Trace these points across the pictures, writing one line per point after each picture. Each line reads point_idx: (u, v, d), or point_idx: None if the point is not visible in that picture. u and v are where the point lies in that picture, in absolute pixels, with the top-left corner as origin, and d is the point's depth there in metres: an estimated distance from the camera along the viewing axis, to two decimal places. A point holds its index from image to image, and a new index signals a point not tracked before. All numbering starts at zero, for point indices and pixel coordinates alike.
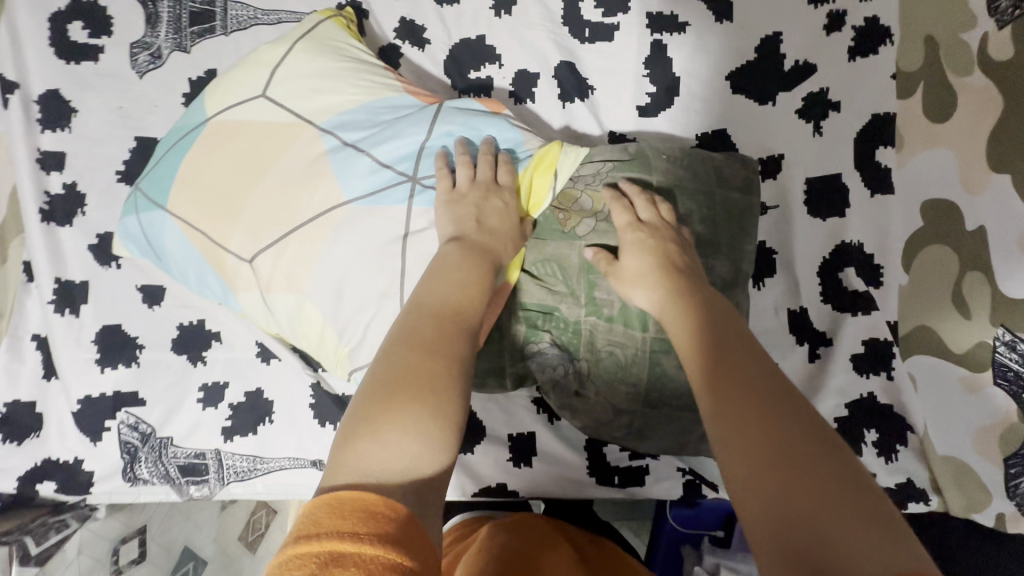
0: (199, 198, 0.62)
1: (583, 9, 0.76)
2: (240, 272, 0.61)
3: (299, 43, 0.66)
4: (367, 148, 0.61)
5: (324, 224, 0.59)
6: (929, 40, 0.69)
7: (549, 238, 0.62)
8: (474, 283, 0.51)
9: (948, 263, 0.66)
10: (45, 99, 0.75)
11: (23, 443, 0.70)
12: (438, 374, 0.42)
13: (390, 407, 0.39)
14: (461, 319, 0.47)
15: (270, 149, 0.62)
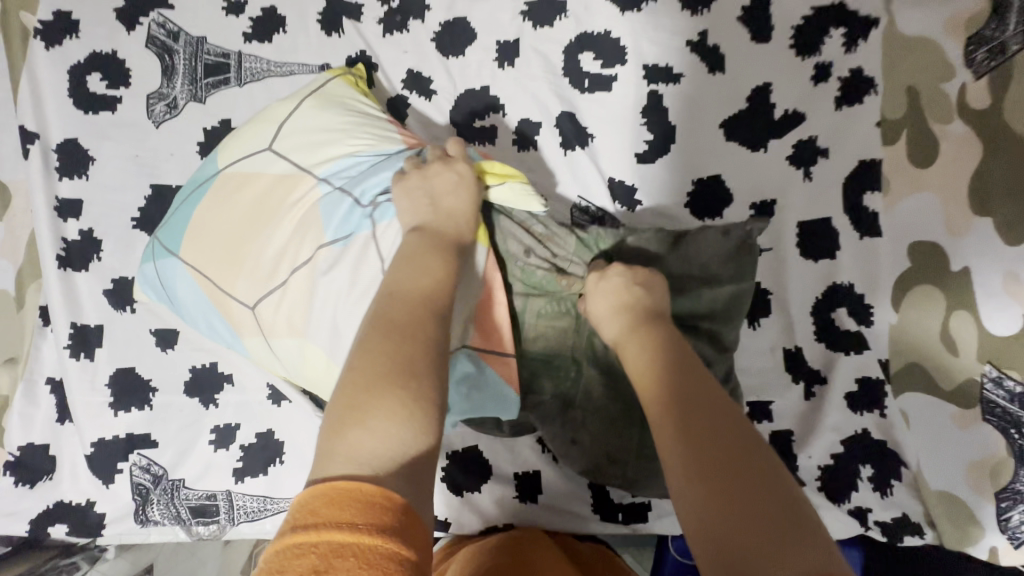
0: (207, 248, 0.64)
1: (583, 60, 0.80)
2: (245, 317, 0.64)
3: (307, 100, 0.69)
4: (350, 191, 0.62)
5: (313, 267, 0.61)
6: (911, 90, 0.74)
7: (547, 299, 0.65)
8: (445, 264, 0.51)
9: (936, 303, 0.70)
10: (64, 148, 0.77)
11: (37, 486, 0.71)
12: (417, 362, 0.42)
13: (368, 394, 0.39)
14: (431, 301, 0.47)
15: (274, 200, 0.64)
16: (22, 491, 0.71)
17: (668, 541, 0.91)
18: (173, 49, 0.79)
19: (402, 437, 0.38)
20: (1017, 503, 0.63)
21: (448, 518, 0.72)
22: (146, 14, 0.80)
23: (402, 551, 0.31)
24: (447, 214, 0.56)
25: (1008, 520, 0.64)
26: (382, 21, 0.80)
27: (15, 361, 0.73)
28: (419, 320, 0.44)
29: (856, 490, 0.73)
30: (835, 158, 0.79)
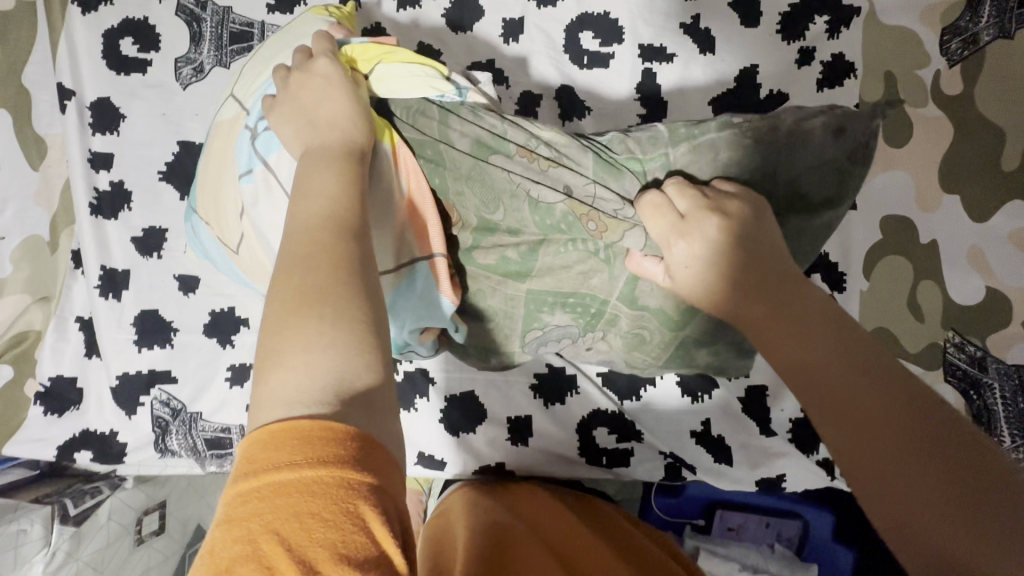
0: (201, 202, 0.67)
1: (583, 39, 0.86)
2: (241, 265, 0.65)
3: (266, 41, 0.66)
4: (254, 128, 0.58)
5: (249, 214, 0.59)
6: (889, 75, 0.82)
7: (574, 241, 0.60)
8: (351, 178, 0.44)
9: (906, 274, 0.78)
10: (98, 106, 0.83)
11: (65, 415, 0.77)
12: (330, 286, 0.37)
13: (286, 330, 0.35)
14: (337, 222, 0.41)
15: (223, 148, 0.63)
16: (50, 419, 0.77)
17: (651, 499, 0.99)
18: (200, 17, 0.85)
19: (330, 366, 0.34)
20: None
21: (444, 458, 0.79)
22: None
23: (350, 475, 0.30)
24: (341, 123, 0.49)
25: None
26: None
27: (47, 299, 0.79)
28: (320, 245, 0.39)
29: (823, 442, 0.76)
30: None
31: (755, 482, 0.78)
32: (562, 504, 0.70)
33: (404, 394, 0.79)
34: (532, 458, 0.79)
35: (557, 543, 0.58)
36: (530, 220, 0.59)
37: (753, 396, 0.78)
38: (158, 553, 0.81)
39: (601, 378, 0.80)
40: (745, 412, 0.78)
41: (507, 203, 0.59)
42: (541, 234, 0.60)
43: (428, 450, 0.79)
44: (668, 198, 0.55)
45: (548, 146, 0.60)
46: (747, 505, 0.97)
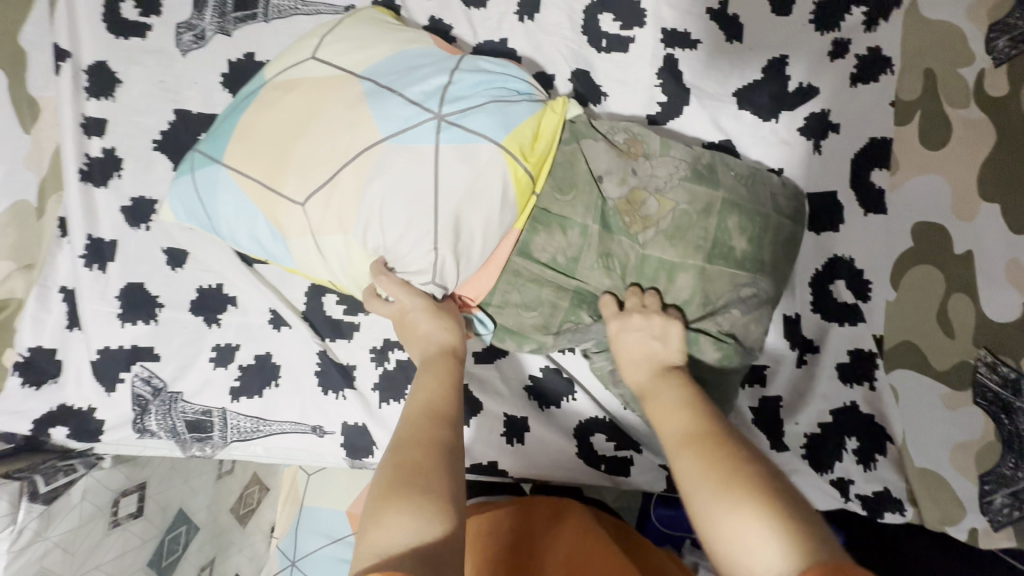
0: (254, 145, 0.63)
1: (603, 20, 0.81)
2: (294, 214, 0.61)
3: (346, 17, 0.70)
4: (400, 90, 0.62)
5: (362, 164, 0.59)
6: (928, 73, 0.73)
7: (615, 235, 0.67)
8: (440, 387, 0.55)
9: (936, 283, 0.69)
10: (94, 70, 0.80)
11: (42, 388, 0.74)
12: (428, 467, 0.45)
13: (387, 496, 0.43)
14: (438, 417, 0.51)
15: (317, 100, 0.63)
16: (27, 392, 0.74)
17: (649, 509, 0.95)
18: None
19: (418, 529, 0.41)
20: (1002, 486, 0.63)
21: None
22: None
23: None
24: (429, 333, 0.61)
25: (989, 502, 0.65)
26: None
27: (31, 267, 0.75)
28: (426, 430, 0.49)
29: (839, 461, 0.76)
30: (845, 133, 0.79)
31: None
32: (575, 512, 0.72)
33: (397, 384, 0.74)
34: (527, 461, 0.75)
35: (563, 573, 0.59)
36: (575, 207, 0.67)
37: None
38: (135, 537, 0.78)
39: None
40: None
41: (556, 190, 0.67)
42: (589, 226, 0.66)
43: None
44: (695, 214, 0.66)
45: (625, 133, 0.70)
46: None
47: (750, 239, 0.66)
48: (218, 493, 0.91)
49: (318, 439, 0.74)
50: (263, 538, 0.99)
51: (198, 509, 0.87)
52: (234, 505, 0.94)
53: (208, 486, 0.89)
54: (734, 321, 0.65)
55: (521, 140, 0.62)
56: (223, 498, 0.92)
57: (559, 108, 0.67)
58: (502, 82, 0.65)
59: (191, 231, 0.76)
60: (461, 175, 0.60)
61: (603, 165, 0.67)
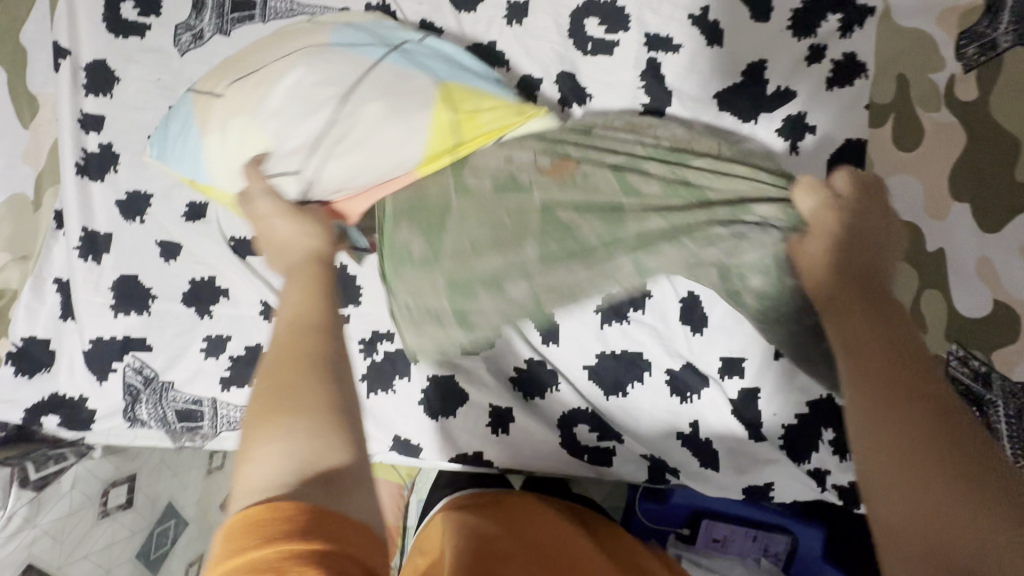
0: (232, 64, 0.68)
1: (589, 25, 0.84)
2: (216, 105, 0.65)
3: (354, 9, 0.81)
4: (362, 29, 0.70)
5: (291, 61, 0.65)
6: (901, 77, 0.79)
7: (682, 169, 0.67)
8: (308, 291, 0.46)
9: (911, 280, 0.73)
10: (93, 68, 0.82)
11: (35, 377, 0.75)
12: (300, 381, 0.39)
13: (257, 423, 0.38)
14: (308, 319, 0.43)
15: (285, 33, 0.70)
16: (19, 381, 0.75)
17: (636, 505, 0.96)
18: None
19: (296, 452, 0.36)
20: None
21: (418, 444, 0.77)
22: None
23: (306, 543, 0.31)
24: (299, 238, 0.52)
25: None
26: None
27: (26, 258, 0.77)
28: (294, 339, 0.42)
29: (816, 452, 0.73)
30: (822, 135, 0.81)
31: (740, 491, 0.76)
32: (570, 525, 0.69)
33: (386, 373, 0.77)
34: (512, 452, 0.76)
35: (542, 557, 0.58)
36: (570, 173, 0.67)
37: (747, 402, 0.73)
38: (124, 528, 0.79)
39: (588, 372, 0.75)
40: (732, 414, 0.74)
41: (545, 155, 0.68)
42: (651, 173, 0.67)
43: (406, 434, 0.77)
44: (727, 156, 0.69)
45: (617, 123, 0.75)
46: (734, 516, 0.93)
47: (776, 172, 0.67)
48: (208, 488, 0.90)
49: None
50: None
51: (187, 504, 0.87)
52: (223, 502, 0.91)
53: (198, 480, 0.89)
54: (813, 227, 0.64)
55: (460, 88, 0.67)
56: (213, 493, 0.90)
57: (528, 116, 0.67)
58: (471, 62, 0.72)
59: (185, 225, 0.77)
60: (376, 96, 0.63)
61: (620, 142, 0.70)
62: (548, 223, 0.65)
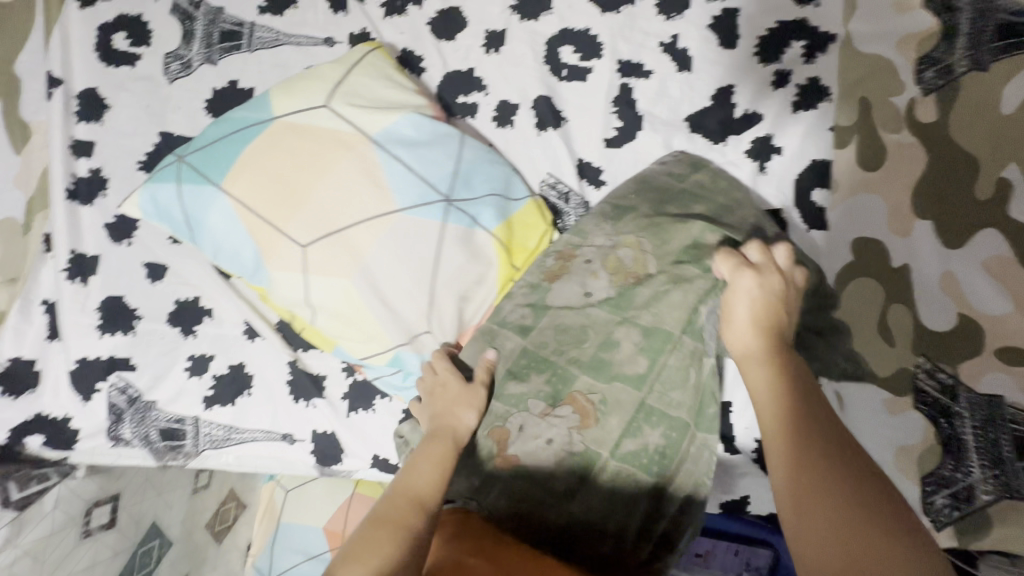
0: (255, 168, 0.67)
1: (563, 53, 0.87)
2: (291, 255, 0.67)
3: (356, 67, 0.74)
4: (412, 165, 0.70)
5: (375, 226, 0.67)
6: (863, 100, 0.82)
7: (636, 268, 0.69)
8: (440, 455, 0.60)
9: (874, 293, 0.77)
10: (84, 96, 0.85)
11: (20, 398, 0.76)
12: (390, 546, 0.51)
13: (339, 570, 0.49)
14: (422, 490, 0.56)
15: (328, 158, 0.68)
16: (4, 401, 0.75)
17: None
18: (193, 16, 0.88)
19: None
20: (942, 487, 0.68)
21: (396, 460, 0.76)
22: None
23: None
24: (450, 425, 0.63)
25: (933, 503, 0.68)
26: (384, 5, 0.88)
27: (14, 281, 0.79)
28: (408, 509, 0.54)
29: None
30: (788, 155, 0.86)
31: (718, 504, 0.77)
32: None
33: (364, 393, 0.77)
34: None
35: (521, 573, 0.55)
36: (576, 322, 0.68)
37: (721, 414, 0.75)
38: (108, 548, 0.79)
39: None
40: None
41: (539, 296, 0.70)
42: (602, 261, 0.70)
43: (385, 453, 0.76)
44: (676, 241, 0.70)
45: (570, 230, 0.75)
46: (716, 531, 0.94)
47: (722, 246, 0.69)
48: (192, 510, 0.90)
49: (288, 446, 0.77)
50: (240, 556, 0.97)
51: (172, 524, 0.87)
52: (210, 522, 0.93)
53: (184, 500, 0.90)
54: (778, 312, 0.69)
55: (508, 230, 0.72)
56: (199, 514, 0.91)
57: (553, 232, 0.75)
58: (501, 179, 0.74)
59: (171, 247, 0.79)
60: (457, 249, 0.69)
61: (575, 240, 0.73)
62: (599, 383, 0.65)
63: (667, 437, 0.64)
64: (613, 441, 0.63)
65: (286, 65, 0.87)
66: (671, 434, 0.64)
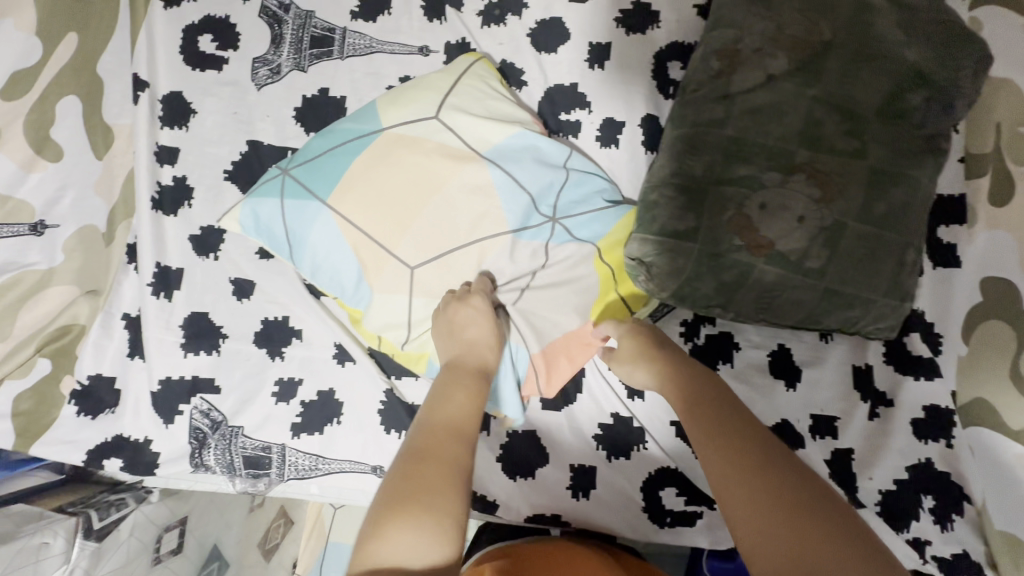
0: (361, 185, 0.63)
1: (671, 68, 0.82)
2: (398, 276, 0.63)
3: (464, 77, 0.69)
4: (526, 186, 0.66)
5: (487, 250, 0.64)
6: (997, 128, 0.78)
7: (831, 57, 0.67)
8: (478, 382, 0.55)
9: (1006, 337, 0.69)
10: (169, 100, 0.81)
11: (98, 417, 0.72)
12: (444, 485, 0.43)
13: (391, 523, 0.41)
14: (460, 424, 0.49)
15: (437, 173, 0.64)
16: (83, 421, 0.72)
17: (703, 560, 0.89)
18: (283, 20, 0.84)
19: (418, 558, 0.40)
20: None
21: (496, 501, 0.72)
22: None
23: None
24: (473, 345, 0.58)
25: None
26: (481, 13, 0.84)
27: (97, 294, 0.76)
28: (445, 445, 0.46)
29: (917, 520, 0.70)
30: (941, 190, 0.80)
31: None
32: None
33: None
34: (592, 512, 0.71)
35: None
36: (769, 90, 0.68)
37: (842, 461, 0.71)
38: None
39: (676, 429, 0.70)
40: (832, 478, 0.71)
41: (729, 90, 0.69)
42: (803, 62, 0.68)
43: (483, 490, 0.72)
44: (849, 23, 0.68)
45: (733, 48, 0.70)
46: None
47: (903, 29, 0.68)
48: (247, 528, 0.88)
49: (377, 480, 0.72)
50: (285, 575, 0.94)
51: (230, 545, 0.84)
52: (260, 541, 0.89)
53: (240, 520, 0.87)
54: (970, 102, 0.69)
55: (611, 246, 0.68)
56: (251, 534, 0.88)
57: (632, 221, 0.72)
58: (606, 196, 0.70)
59: (258, 262, 0.75)
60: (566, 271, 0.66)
61: (760, 45, 0.69)
62: (825, 149, 0.66)
63: (901, 201, 0.67)
64: (856, 126, 0.66)
65: (379, 73, 0.82)
66: (912, 195, 0.67)
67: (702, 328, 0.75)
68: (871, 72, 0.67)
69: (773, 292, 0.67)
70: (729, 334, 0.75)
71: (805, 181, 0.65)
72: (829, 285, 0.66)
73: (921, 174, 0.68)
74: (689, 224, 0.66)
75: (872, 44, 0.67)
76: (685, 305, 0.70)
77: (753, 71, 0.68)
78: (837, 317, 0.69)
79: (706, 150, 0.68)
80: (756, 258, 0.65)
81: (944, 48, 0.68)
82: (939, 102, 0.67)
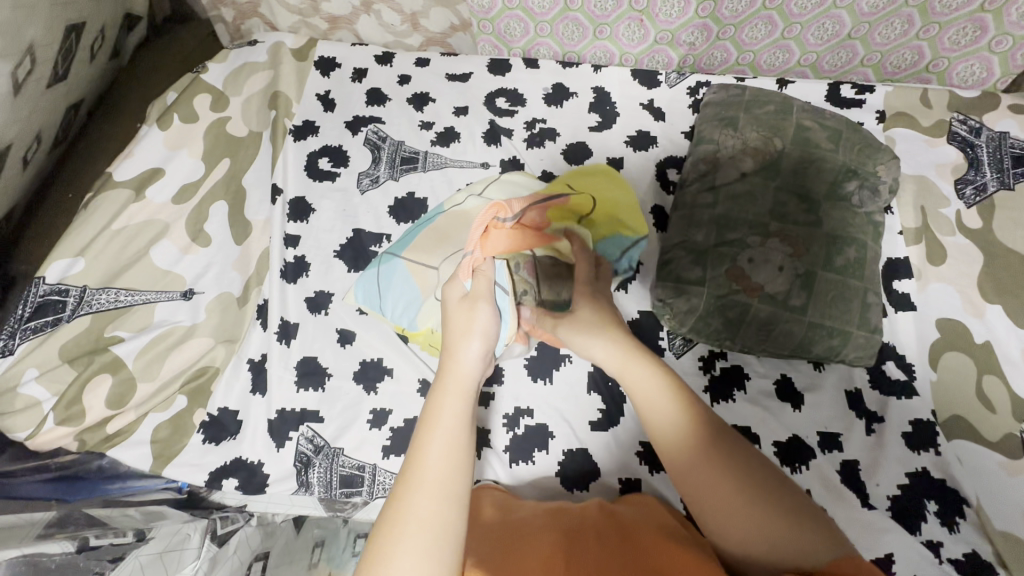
0: (431, 251, 0.86)
1: (669, 173, 1.10)
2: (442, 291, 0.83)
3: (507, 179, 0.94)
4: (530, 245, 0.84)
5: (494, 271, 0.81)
6: (922, 209, 1.04)
7: (784, 160, 0.95)
8: (466, 420, 0.54)
9: (967, 368, 0.90)
10: (294, 201, 1.08)
11: (221, 443, 0.86)
12: (447, 496, 0.50)
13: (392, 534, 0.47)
14: (452, 430, 0.53)
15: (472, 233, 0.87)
16: (208, 447, 0.86)
17: None
18: (381, 147, 1.15)
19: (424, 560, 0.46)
20: None
21: None
22: (366, 126, 1.17)
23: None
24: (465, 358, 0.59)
25: None
26: (526, 140, 1.15)
27: (232, 342, 0.94)
28: (447, 462, 0.51)
29: (925, 522, 0.80)
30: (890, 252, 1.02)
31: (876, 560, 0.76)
32: (659, 524, 0.64)
33: (524, 447, 0.86)
34: None
35: (589, 536, 0.62)
36: (743, 182, 0.94)
37: (850, 471, 0.84)
38: None
39: None
40: (845, 485, 0.82)
41: (716, 182, 0.95)
42: (766, 163, 0.95)
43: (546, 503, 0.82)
44: (793, 137, 0.97)
45: (715, 157, 0.98)
46: None
47: (833, 141, 0.96)
48: None
49: None
50: None
51: None
52: None
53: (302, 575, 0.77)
54: (892, 187, 0.96)
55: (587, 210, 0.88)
56: None
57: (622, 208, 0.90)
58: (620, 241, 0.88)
59: (358, 316, 0.96)
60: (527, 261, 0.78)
61: (734, 153, 0.97)
62: (791, 220, 0.90)
63: (856, 255, 0.89)
64: (813, 205, 0.91)
65: (451, 181, 1.11)
66: (861, 251, 0.90)
67: (717, 362, 0.92)
68: (815, 168, 0.94)
69: (768, 325, 0.85)
70: (739, 366, 0.92)
71: (780, 242, 0.88)
72: (811, 319, 0.85)
73: (866, 236, 0.91)
74: (697, 274, 0.88)
75: (812, 151, 0.95)
76: (702, 339, 0.88)
77: (730, 171, 0.95)
78: (822, 346, 0.86)
79: (703, 223, 0.92)
80: (751, 298, 0.86)
81: (864, 154, 0.96)
82: (867, 188, 0.94)
